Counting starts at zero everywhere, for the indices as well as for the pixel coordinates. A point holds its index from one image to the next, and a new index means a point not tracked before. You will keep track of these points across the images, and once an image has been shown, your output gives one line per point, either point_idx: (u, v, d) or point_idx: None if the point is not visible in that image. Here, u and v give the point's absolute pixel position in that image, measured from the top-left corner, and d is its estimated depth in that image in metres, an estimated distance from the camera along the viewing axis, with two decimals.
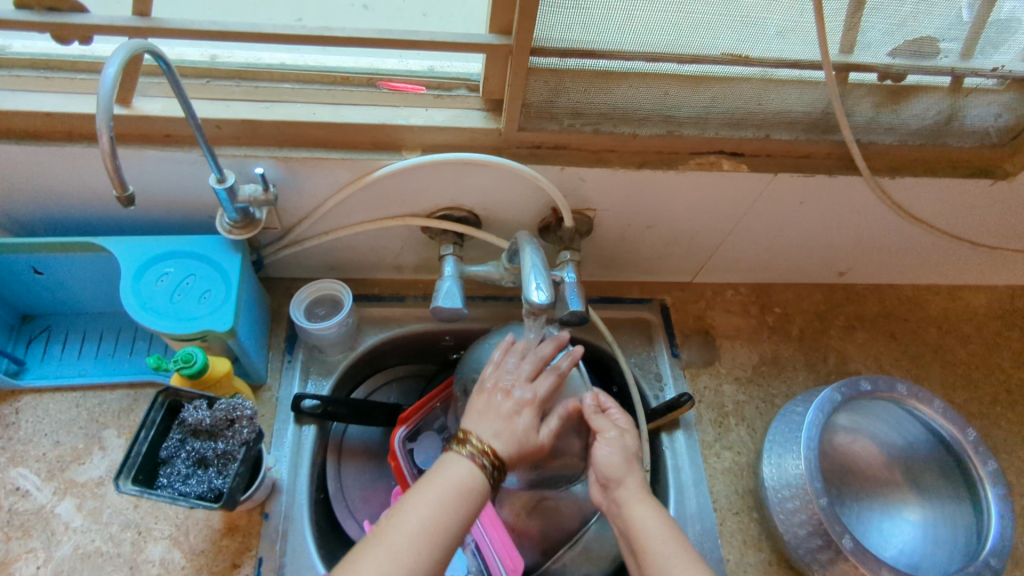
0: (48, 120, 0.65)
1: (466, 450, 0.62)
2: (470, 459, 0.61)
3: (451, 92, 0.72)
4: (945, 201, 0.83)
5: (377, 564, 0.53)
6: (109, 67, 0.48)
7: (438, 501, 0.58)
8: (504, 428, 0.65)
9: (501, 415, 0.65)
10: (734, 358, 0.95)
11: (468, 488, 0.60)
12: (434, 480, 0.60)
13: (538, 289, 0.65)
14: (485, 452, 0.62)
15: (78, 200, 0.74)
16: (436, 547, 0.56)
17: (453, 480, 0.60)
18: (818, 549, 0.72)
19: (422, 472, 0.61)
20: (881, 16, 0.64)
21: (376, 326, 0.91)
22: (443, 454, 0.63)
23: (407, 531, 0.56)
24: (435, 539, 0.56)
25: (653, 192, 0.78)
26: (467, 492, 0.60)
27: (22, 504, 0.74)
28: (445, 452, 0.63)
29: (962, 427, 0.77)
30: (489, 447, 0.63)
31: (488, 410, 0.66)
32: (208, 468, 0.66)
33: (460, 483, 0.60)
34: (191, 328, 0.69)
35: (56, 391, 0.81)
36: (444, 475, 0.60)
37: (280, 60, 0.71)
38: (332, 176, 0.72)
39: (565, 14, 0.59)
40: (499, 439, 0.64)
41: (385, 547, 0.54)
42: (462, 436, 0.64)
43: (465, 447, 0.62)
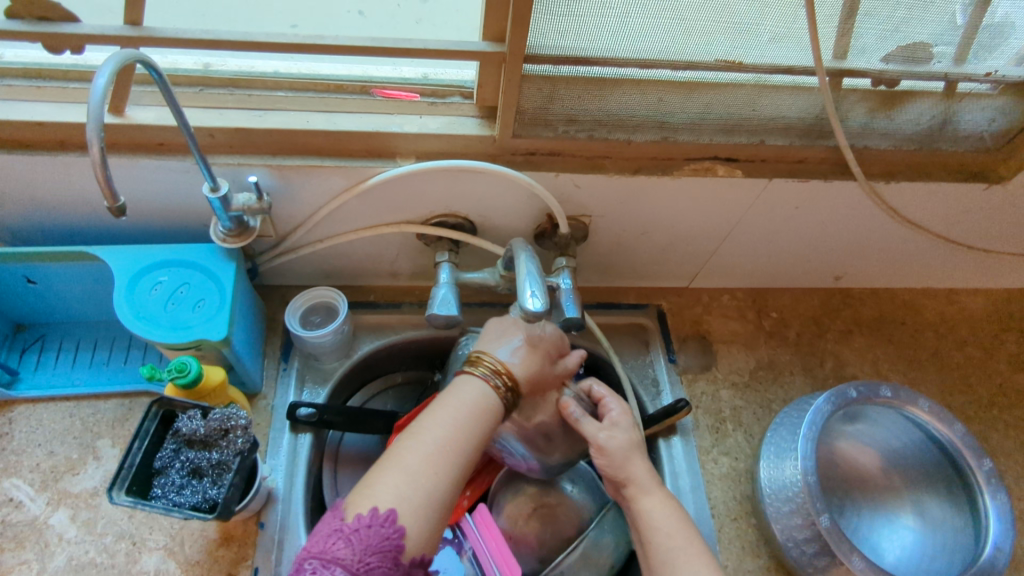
0: (41, 129, 0.65)
1: (479, 372, 0.67)
2: (484, 382, 0.66)
3: (445, 99, 0.72)
4: (940, 205, 0.84)
5: (395, 486, 0.55)
6: (100, 78, 0.48)
7: (451, 421, 0.61)
8: (515, 353, 0.69)
9: (508, 338, 0.71)
10: (731, 363, 0.95)
11: (485, 402, 0.64)
12: (446, 401, 0.63)
13: (533, 296, 0.65)
14: (503, 372, 0.67)
15: (72, 209, 0.74)
16: (451, 461, 0.59)
17: (465, 397, 0.64)
18: (799, 527, 0.73)
19: (439, 392, 0.65)
20: (873, 22, 0.64)
21: (372, 333, 0.91)
22: (455, 378, 0.67)
23: (426, 444, 0.59)
24: (452, 452, 0.59)
25: (648, 198, 0.78)
26: (481, 411, 0.64)
27: (15, 515, 0.73)
28: (460, 374, 0.68)
29: (979, 456, 0.76)
30: (505, 370, 0.68)
31: (498, 338, 0.71)
32: (202, 478, 0.65)
33: (478, 400, 0.64)
34: (185, 337, 0.69)
35: (49, 401, 0.80)
36: (457, 395, 0.64)
37: (273, 68, 0.71)
38: (327, 183, 0.72)
39: (558, 22, 0.59)
40: (509, 360, 0.69)
41: (401, 468, 0.56)
42: (475, 359, 0.68)
43: (480, 369, 0.67)
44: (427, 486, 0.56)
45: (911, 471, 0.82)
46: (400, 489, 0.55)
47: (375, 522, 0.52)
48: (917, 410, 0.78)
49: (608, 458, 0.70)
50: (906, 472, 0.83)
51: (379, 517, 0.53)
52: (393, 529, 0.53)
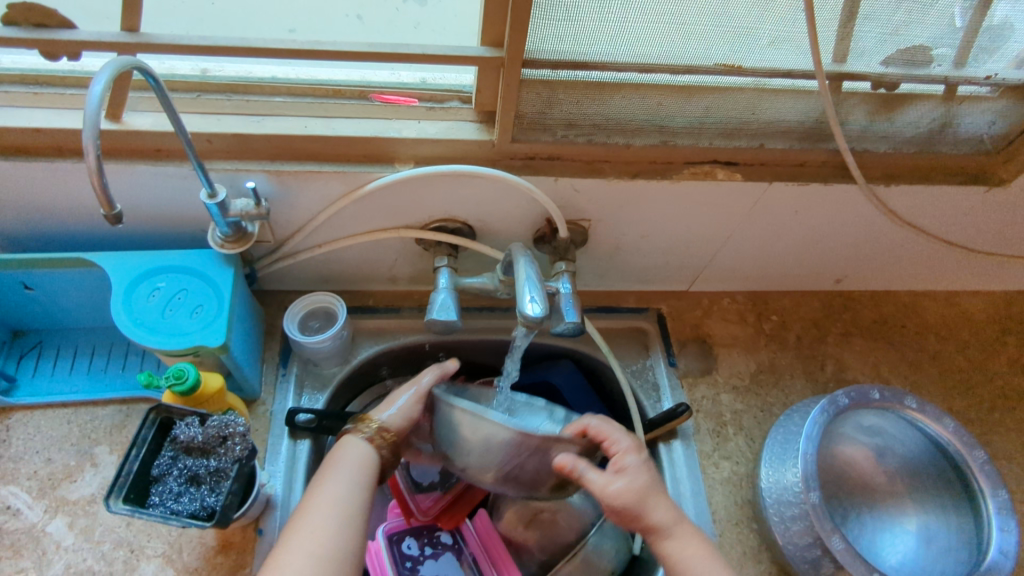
0: (38, 136, 0.65)
1: (363, 432, 0.69)
2: (366, 442, 0.69)
3: (444, 104, 0.72)
4: (939, 209, 0.83)
5: (281, 567, 0.57)
6: (96, 85, 0.48)
7: (342, 480, 0.65)
8: (397, 411, 0.72)
9: (395, 398, 0.73)
10: (731, 367, 0.94)
11: (368, 463, 0.67)
12: (331, 467, 0.66)
13: (532, 301, 0.64)
14: (386, 433, 0.70)
15: (69, 215, 0.74)
16: (348, 512, 0.62)
17: (351, 459, 0.67)
18: (788, 501, 0.73)
19: (324, 458, 0.68)
20: (873, 26, 0.64)
21: (371, 339, 0.91)
22: (339, 441, 0.70)
23: (320, 501, 0.62)
24: (342, 505, 0.63)
25: (648, 202, 0.78)
26: (362, 471, 0.66)
27: (13, 523, 0.73)
28: (343, 437, 0.70)
29: (996, 489, 0.74)
30: (386, 426, 0.70)
31: (387, 399, 0.74)
32: (201, 485, 0.65)
33: (360, 460, 0.67)
34: (184, 344, 0.69)
35: (47, 409, 0.80)
36: (338, 457, 0.67)
37: (271, 73, 0.71)
38: (325, 189, 0.72)
39: (556, 27, 0.59)
40: (394, 415, 0.72)
41: (307, 531, 0.60)
42: (361, 420, 0.71)
43: (363, 428, 0.70)
44: (331, 543, 0.60)
45: (926, 502, 0.80)
46: (298, 546, 0.59)
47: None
48: (939, 429, 0.78)
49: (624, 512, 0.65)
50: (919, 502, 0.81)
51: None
52: None
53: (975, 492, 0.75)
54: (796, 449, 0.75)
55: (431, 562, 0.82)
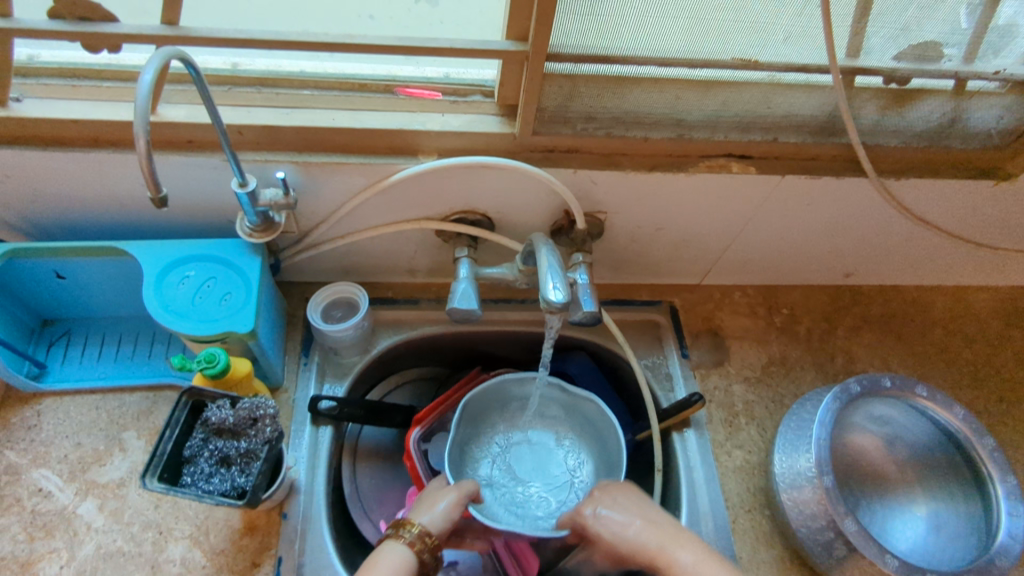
0: (75, 127, 0.67)
1: (405, 536, 0.64)
2: (408, 548, 0.63)
3: (466, 98, 0.74)
4: (948, 202, 0.85)
5: None
6: (145, 74, 0.50)
7: None
8: (433, 520, 0.67)
9: (430, 508, 0.69)
10: (743, 359, 0.96)
11: (409, 568, 0.61)
12: (371, 566, 0.60)
13: (555, 288, 0.66)
14: (426, 539, 0.64)
15: (102, 205, 0.76)
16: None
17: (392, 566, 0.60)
18: (801, 486, 0.75)
19: (360, 565, 0.61)
20: (885, 22, 0.66)
21: (390, 329, 0.93)
22: (378, 546, 0.64)
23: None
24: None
25: (663, 195, 0.80)
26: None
27: (45, 505, 0.75)
28: (382, 542, 0.64)
29: (1006, 475, 0.76)
30: (430, 533, 0.65)
31: (421, 508, 0.69)
32: (231, 466, 0.67)
33: (401, 566, 0.61)
34: (213, 330, 0.71)
35: (76, 395, 0.82)
36: (378, 558, 0.61)
37: (300, 67, 0.73)
38: (350, 180, 0.74)
39: (580, 21, 0.61)
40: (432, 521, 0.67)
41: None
42: (400, 524, 0.65)
43: (405, 532, 0.64)
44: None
45: (937, 491, 0.82)
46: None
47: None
48: (950, 417, 0.79)
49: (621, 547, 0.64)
50: (930, 491, 0.82)
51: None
52: None
53: (984, 478, 0.77)
54: (810, 436, 0.76)
55: (450, 548, 0.87)
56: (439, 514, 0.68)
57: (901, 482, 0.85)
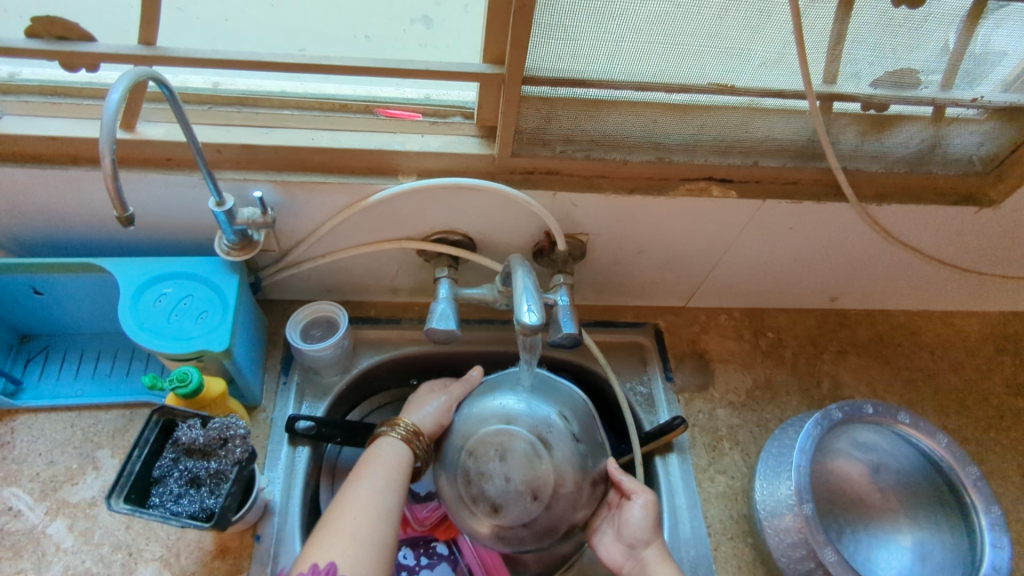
0: (54, 144, 0.67)
1: (394, 432, 0.75)
2: (398, 439, 0.74)
3: (446, 119, 0.74)
4: (931, 228, 0.85)
5: (325, 544, 0.61)
6: (113, 93, 0.50)
7: (378, 478, 0.68)
8: (428, 414, 0.79)
9: (425, 404, 0.80)
10: (727, 383, 0.95)
11: (400, 457, 0.72)
12: (368, 466, 0.70)
13: (530, 310, 0.66)
14: (414, 429, 0.76)
15: (81, 221, 0.76)
16: (378, 507, 0.65)
17: (386, 456, 0.71)
18: (782, 514, 0.74)
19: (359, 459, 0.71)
20: (861, 49, 0.65)
21: (372, 348, 0.92)
22: (374, 440, 0.74)
23: (352, 502, 0.65)
24: (377, 501, 0.66)
25: (644, 217, 0.80)
26: (400, 467, 0.71)
27: (14, 524, 0.74)
28: (376, 437, 0.75)
29: (989, 505, 0.74)
30: (417, 428, 0.76)
31: (416, 403, 0.81)
32: (200, 487, 0.66)
33: (399, 455, 0.72)
34: (188, 348, 0.70)
35: (52, 412, 0.81)
36: (378, 457, 0.71)
37: (280, 88, 0.73)
38: (330, 200, 0.74)
39: (554, 45, 0.61)
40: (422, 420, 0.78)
41: (331, 525, 0.63)
42: (390, 423, 0.76)
43: (394, 429, 0.75)
44: (360, 526, 0.63)
45: (921, 520, 0.80)
46: (333, 545, 0.61)
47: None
48: (933, 444, 0.77)
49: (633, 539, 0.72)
50: (915, 520, 0.81)
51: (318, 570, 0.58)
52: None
53: (968, 508, 0.75)
54: (790, 462, 0.75)
55: (427, 571, 0.86)
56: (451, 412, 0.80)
57: (886, 510, 0.83)
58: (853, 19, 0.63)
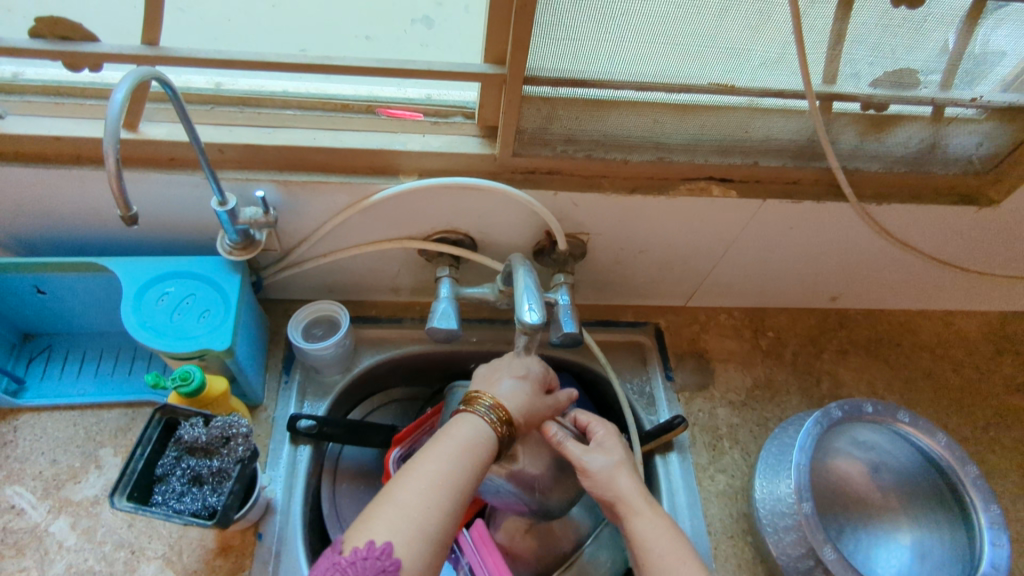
0: (57, 144, 0.67)
1: (478, 409, 0.67)
2: (482, 420, 0.66)
3: (448, 119, 0.75)
4: (930, 227, 0.85)
5: (390, 522, 0.54)
6: (117, 93, 0.50)
7: (451, 456, 0.61)
8: (511, 397, 0.70)
9: (500, 380, 0.72)
10: (728, 382, 0.96)
11: (484, 440, 0.64)
12: (444, 438, 0.63)
13: (531, 309, 0.66)
14: (498, 409, 0.68)
15: (84, 221, 0.76)
16: (449, 487, 0.59)
17: (463, 435, 0.64)
18: (781, 512, 0.74)
19: (438, 430, 0.65)
20: (860, 48, 0.65)
21: (373, 348, 0.93)
22: (453, 416, 0.68)
23: (429, 474, 0.59)
24: (452, 482, 0.59)
25: (645, 217, 0.80)
26: (478, 447, 0.63)
27: (16, 522, 0.74)
28: (460, 413, 0.68)
29: (989, 503, 0.74)
30: (506, 412, 0.68)
31: (492, 380, 0.72)
32: (202, 485, 0.66)
33: (477, 438, 0.64)
34: (190, 347, 0.70)
35: (54, 411, 0.81)
36: (455, 431, 0.64)
37: (282, 87, 0.74)
38: (332, 199, 0.74)
39: (555, 45, 0.62)
40: (506, 398, 0.70)
41: (396, 503, 0.56)
42: (471, 399, 0.69)
43: (480, 405, 0.67)
44: (428, 508, 0.56)
45: (920, 518, 0.81)
46: (396, 523, 0.55)
47: (371, 555, 0.52)
48: (932, 443, 0.77)
49: (591, 481, 0.71)
50: (914, 519, 0.81)
51: (374, 550, 0.52)
52: (390, 561, 0.52)
53: (968, 507, 0.75)
54: (790, 461, 0.76)
55: None
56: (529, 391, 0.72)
57: (886, 510, 0.84)
58: (853, 19, 0.63)
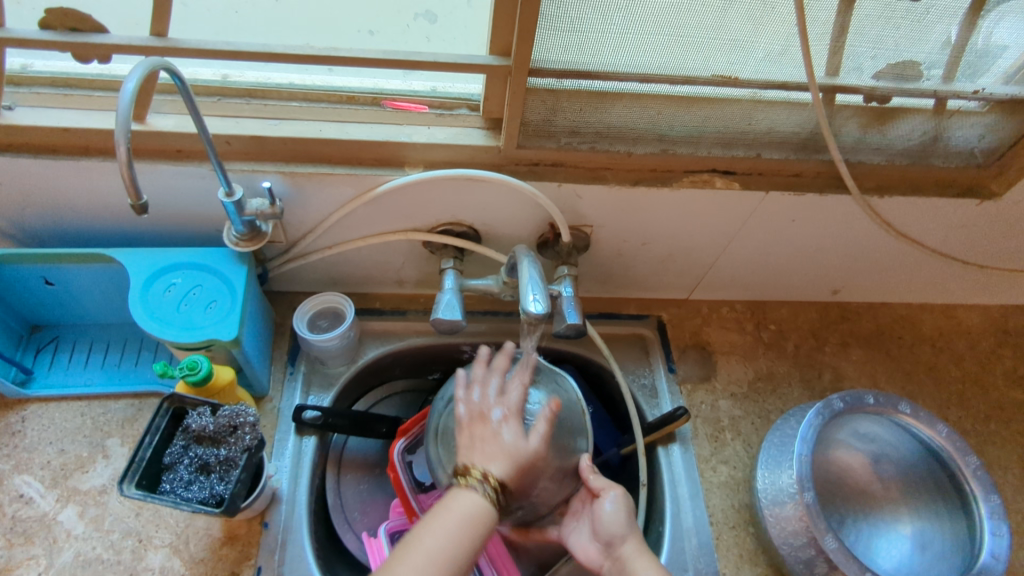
0: (66, 135, 0.68)
1: (476, 486, 0.62)
2: (481, 495, 0.61)
3: (452, 111, 0.75)
4: (932, 220, 0.86)
5: None
6: (128, 82, 0.51)
7: (444, 533, 0.59)
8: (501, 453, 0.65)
9: (491, 440, 0.66)
10: (730, 374, 0.96)
11: (477, 518, 0.60)
12: (448, 512, 0.60)
13: (535, 300, 0.66)
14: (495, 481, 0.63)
15: (92, 212, 0.77)
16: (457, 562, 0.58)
17: (463, 510, 0.60)
18: (783, 503, 0.75)
19: (433, 508, 0.61)
20: (863, 40, 0.66)
21: (377, 340, 0.93)
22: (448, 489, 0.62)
23: (417, 553, 0.57)
24: (449, 562, 0.57)
25: (648, 209, 0.81)
26: (482, 524, 0.60)
27: (25, 511, 0.75)
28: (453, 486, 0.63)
29: (989, 494, 0.75)
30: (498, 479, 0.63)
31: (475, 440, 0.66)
32: (210, 474, 0.67)
33: (474, 515, 0.60)
34: (197, 337, 0.71)
35: (62, 401, 0.82)
36: (454, 506, 0.60)
37: (289, 80, 0.74)
38: (337, 191, 0.75)
39: (560, 37, 0.62)
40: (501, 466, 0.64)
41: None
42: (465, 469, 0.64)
43: (473, 479, 0.62)
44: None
45: (921, 510, 0.81)
46: None
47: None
48: (932, 434, 0.79)
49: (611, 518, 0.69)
50: (916, 510, 0.82)
51: None
52: None
53: (969, 498, 0.76)
54: (792, 453, 0.76)
55: None
56: (531, 441, 0.66)
57: (887, 500, 0.84)
58: (855, 12, 0.64)
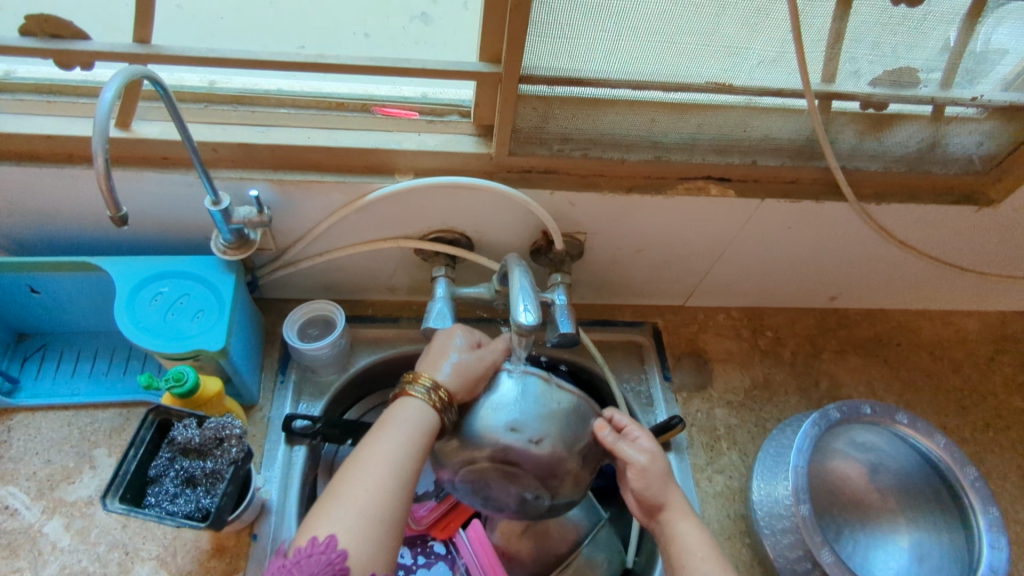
0: (50, 143, 0.67)
1: (417, 390, 0.65)
2: (422, 402, 0.64)
3: (443, 118, 0.74)
4: (930, 227, 0.85)
5: (326, 517, 0.55)
6: (106, 92, 0.49)
7: (390, 443, 0.60)
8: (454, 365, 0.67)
9: (446, 353, 0.68)
10: (726, 382, 0.95)
11: (422, 424, 0.63)
12: (388, 425, 0.62)
13: (525, 311, 0.65)
14: (440, 390, 0.65)
15: (78, 220, 0.75)
16: (395, 487, 0.58)
17: (408, 420, 0.62)
18: (778, 515, 0.74)
19: (378, 417, 0.64)
20: (858, 47, 0.65)
21: (369, 347, 0.92)
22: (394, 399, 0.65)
23: (366, 464, 0.59)
24: (395, 465, 0.59)
25: (642, 217, 0.80)
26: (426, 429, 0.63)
27: (10, 523, 0.74)
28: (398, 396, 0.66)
29: (987, 505, 0.73)
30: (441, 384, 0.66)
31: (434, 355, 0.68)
32: (196, 487, 0.66)
33: (419, 423, 0.63)
34: (184, 347, 0.70)
35: (48, 411, 0.81)
36: (399, 416, 0.63)
37: (276, 85, 0.73)
38: (327, 199, 0.74)
39: (551, 44, 0.61)
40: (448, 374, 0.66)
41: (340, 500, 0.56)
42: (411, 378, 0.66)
43: (417, 387, 0.65)
44: (381, 499, 0.57)
45: (919, 521, 0.80)
46: (336, 517, 0.55)
47: (315, 551, 0.53)
48: (930, 445, 0.77)
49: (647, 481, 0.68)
50: (914, 521, 0.81)
51: (317, 546, 0.53)
52: (335, 553, 0.53)
53: (966, 510, 0.74)
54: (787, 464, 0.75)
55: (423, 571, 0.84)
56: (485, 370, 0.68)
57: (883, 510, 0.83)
58: (851, 17, 0.62)
